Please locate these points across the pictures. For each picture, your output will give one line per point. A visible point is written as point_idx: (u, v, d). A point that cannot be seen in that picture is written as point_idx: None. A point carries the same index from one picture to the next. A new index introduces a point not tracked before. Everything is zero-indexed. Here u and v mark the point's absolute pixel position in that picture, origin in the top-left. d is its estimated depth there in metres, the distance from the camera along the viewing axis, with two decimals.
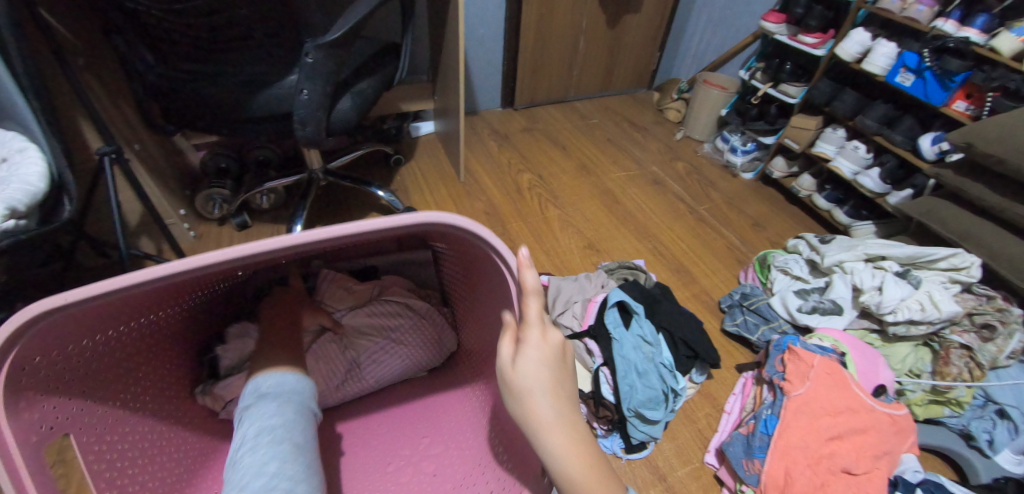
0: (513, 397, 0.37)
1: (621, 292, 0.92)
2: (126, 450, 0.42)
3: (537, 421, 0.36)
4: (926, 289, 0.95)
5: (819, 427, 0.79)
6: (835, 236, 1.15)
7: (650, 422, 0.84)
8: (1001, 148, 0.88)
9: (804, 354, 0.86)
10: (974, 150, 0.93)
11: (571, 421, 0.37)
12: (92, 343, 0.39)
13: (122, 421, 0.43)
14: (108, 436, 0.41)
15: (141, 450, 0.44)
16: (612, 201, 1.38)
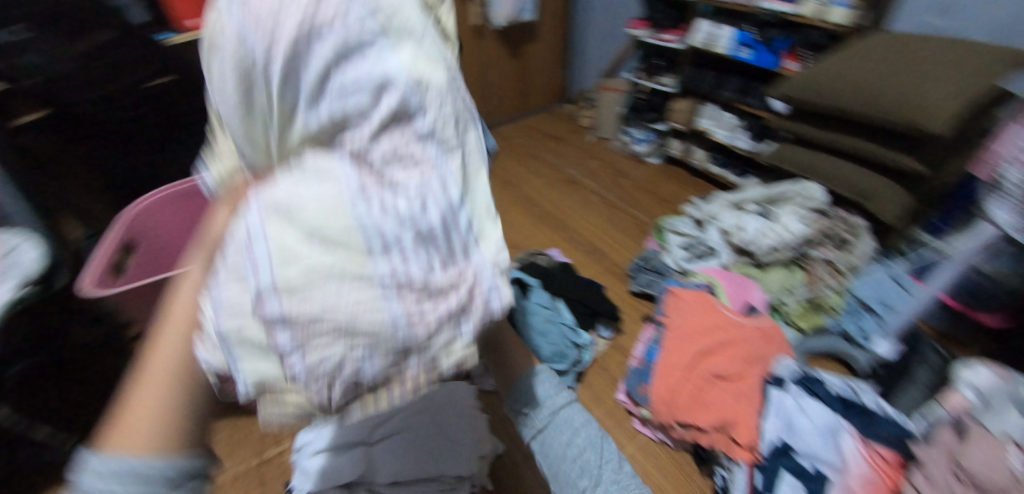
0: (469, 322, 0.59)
1: (520, 272, 1.10)
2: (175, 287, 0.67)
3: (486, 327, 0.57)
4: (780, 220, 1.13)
5: (692, 347, 0.93)
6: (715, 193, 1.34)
7: (562, 373, 0.99)
8: (806, 91, 1.13)
9: (679, 291, 1.03)
10: (789, 98, 1.17)
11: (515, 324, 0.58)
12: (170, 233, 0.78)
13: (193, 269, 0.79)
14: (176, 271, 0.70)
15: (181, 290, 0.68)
16: (531, 205, 1.57)
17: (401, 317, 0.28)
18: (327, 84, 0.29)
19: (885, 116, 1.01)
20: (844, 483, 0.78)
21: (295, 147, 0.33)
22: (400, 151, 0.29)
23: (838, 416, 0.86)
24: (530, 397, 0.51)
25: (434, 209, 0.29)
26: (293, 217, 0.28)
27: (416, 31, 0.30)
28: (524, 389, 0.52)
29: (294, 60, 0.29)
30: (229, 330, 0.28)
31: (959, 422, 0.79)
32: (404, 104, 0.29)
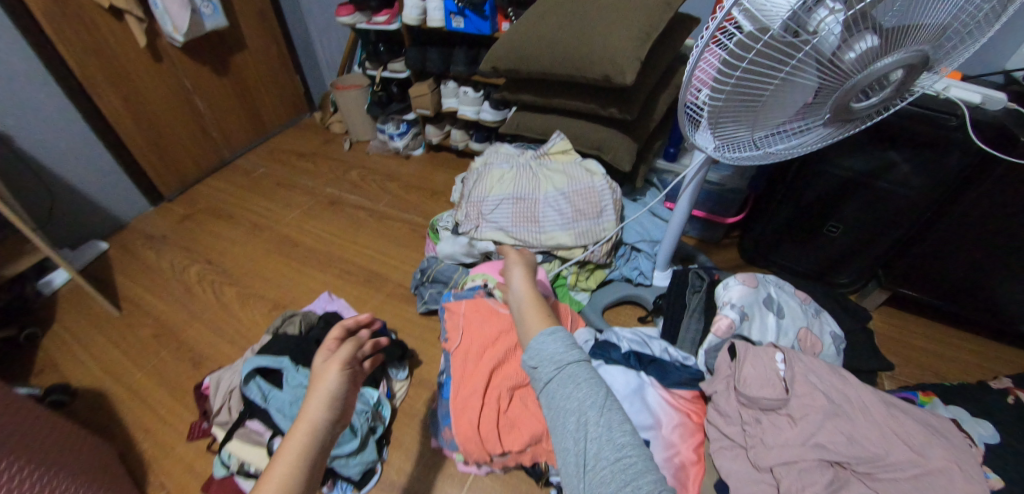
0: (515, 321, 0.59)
1: (257, 357, 0.84)
2: None
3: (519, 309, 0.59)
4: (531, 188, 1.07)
5: (482, 368, 0.81)
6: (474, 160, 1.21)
7: (359, 450, 0.83)
8: (512, 57, 1.05)
9: (454, 306, 0.90)
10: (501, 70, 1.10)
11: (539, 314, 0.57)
12: None
13: None
14: None
15: None
16: (289, 246, 1.32)
17: (473, 211, 1.09)
18: (591, 199, 1.04)
19: (577, 67, 0.97)
20: (661, 438, 0.79)
21: (564, 166, 1.10)
22: (534, 215, 1.05)
23: (639, 375, 0.85)
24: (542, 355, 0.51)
25: (520, 217, 1.06)
26: (523, 183, 1.08)
27: (592, 219, 1.04)
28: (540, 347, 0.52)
29: (576, 190, 1.05)
30: (478, 192, 1.10)
31: (731, 345, 0.82)
32: (544, 220, 1.05)
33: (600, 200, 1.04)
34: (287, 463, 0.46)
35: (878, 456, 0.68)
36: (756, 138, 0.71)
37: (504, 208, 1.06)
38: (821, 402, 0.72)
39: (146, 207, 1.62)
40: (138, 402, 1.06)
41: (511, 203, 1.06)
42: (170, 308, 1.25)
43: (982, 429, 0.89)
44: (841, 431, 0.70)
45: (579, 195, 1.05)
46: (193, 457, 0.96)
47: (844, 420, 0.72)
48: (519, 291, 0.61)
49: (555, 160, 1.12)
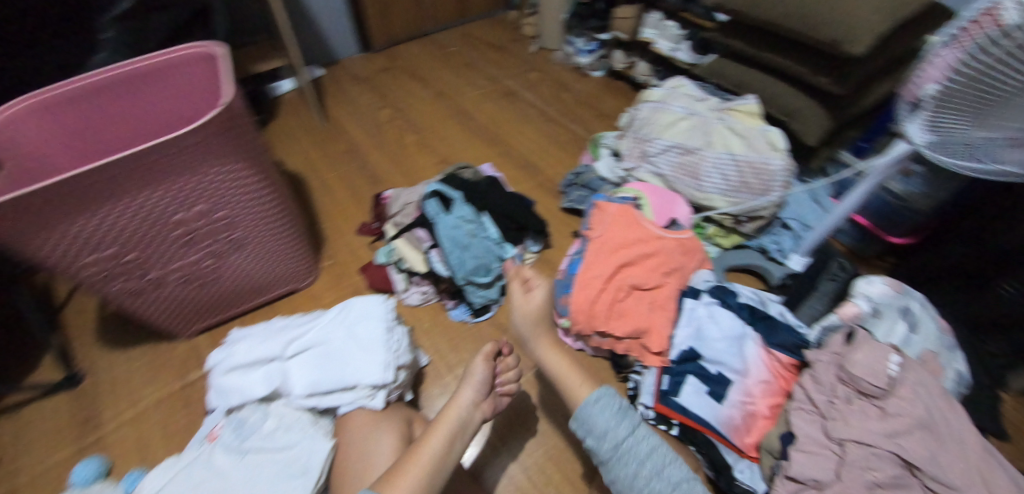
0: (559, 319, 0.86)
1: (442, 186, 1.04)
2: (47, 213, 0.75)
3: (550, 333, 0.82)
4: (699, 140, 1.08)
5: (612, 259, 0.93)
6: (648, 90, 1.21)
7: (487, 286, 1.00)
8: (740, 0, 1.07)
9: (604, 205, 1.01)
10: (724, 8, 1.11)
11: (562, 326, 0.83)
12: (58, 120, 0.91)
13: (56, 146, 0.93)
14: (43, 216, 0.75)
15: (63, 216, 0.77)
16: (465, 118, 1.49)
17: (639, 150, 1.15)
18: (758, 175, 1.04)
19: (806, 31, 0.97)
20: (743, 385, 0.84)
21: (744, 130, 1.06)
22: (695, 173, 1.08)
23: (745, 326, 0.89)
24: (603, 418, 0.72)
25: (680, 171, 1.10)
26: (695, 136, 1.08)
27: (752, 194, 1.05)
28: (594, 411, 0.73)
29: (748, 159, 1.04)
30: (649, 132, 1.14)
31: (850, 331, 0.84)
32: (704, 180, 1.08)
33: (770, 179, 1.04)
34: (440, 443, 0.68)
35: (959, 484, 0.66)
36: (975, 144, 0.68)
37: (669, 158, 1.11)
38: (919, 415, 0.71)
39: (356, 52, 1.88)
40: (327, 194, 1.33)
41: (679, 153, 1.09)
42: (361, 136, 1.50)
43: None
44: (927, 446, 0.69)
45: (749, 167, 1.04)
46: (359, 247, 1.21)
47: (933, 438, 0.70)
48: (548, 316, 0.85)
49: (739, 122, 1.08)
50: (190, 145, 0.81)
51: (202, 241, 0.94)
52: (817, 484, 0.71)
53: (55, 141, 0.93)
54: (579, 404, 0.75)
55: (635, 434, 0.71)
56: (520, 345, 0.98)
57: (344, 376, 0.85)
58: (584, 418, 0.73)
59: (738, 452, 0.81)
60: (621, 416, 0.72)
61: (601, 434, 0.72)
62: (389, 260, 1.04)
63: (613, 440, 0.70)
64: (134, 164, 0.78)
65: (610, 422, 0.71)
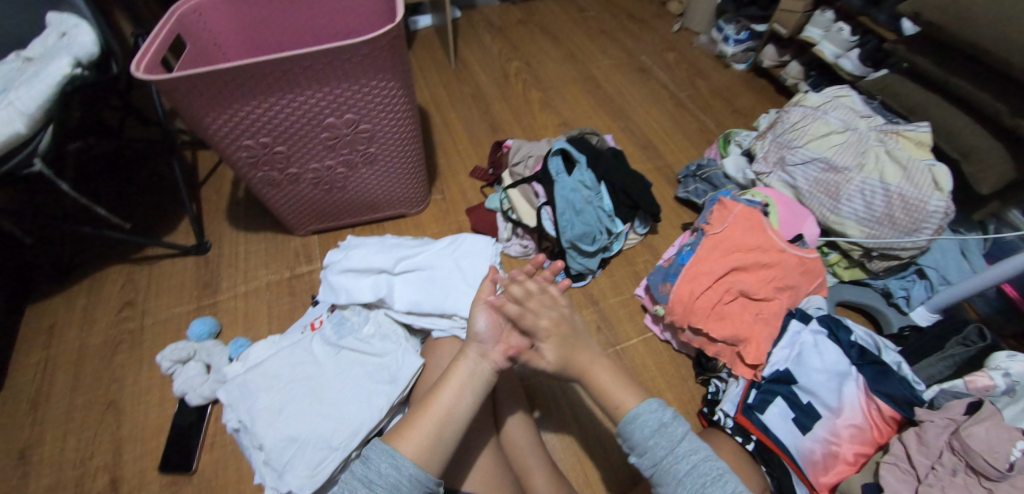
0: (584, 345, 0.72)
1: (568, 149, 1.04)
2: (221, 93, 0.84)
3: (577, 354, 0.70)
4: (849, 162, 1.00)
5: (726, 260, 0.90)
6: (801, 94, 1.15)
7: (588, 255, 1.01)
8: (944, 14, 0.95)
9: (729, 204, 0.97)
10: (922, 20, 0.99)
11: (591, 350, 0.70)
12: (241, 11, 1.01)
13: (235, 37, 1.03)
14: (220, 94, 0.84)
15: (233, 97, 0.86)
16: (592, 86, 1.47)
17: (778, 157, 1.09)
18: (908, 213, 0.94)
19: (1019, 64, 0.86)
20: (831, 423, 0.80)
21: (905, 161, 0.97)
22: (834, 195, 1.01)
23: (850, 364, 0.84)
24: (640, 434, 0.62)
25: (818, 189, 1.03)
26: (846, 156, 1.01)
27: (894, 231, 0.96)
28: (630, 431, 0.63)
29: (902, 193, 0.95)
30: (794, 141, 1.07)
31: (976, 402, 0.74)
32: (843, 204, 1.00)
33: (922, 219, 0.94)
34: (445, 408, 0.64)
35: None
36: None
37: (810, 172, 1.04)
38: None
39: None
40: (447, 133, 1.38)
41: (823, 169, 1.02)
42: (487, 84, 1.52)
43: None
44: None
45: (901, 202, 0.95)
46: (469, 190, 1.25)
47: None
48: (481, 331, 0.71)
49: (902, 151, 0.98)
50: (352, 55, 0.86)
51: (339, 148, 1.01)
52: None
53: (236, 32, 1.03)
54: (620, 418, 0.65)
55: (674, 455, 0.60)
56: (605, 320, 0.99)
57: (442, 303, 0.91)
58: (623, 434, 0.64)
59: (810, 487, 0.75)
60: (663, 434, 0.61)
61: (638, 452, 0.62)
62: (500, 207, 1.08)
63: (647, 460, 0.61)
64: (304, 63, 0.84)
65: (646, 440, 0.62)
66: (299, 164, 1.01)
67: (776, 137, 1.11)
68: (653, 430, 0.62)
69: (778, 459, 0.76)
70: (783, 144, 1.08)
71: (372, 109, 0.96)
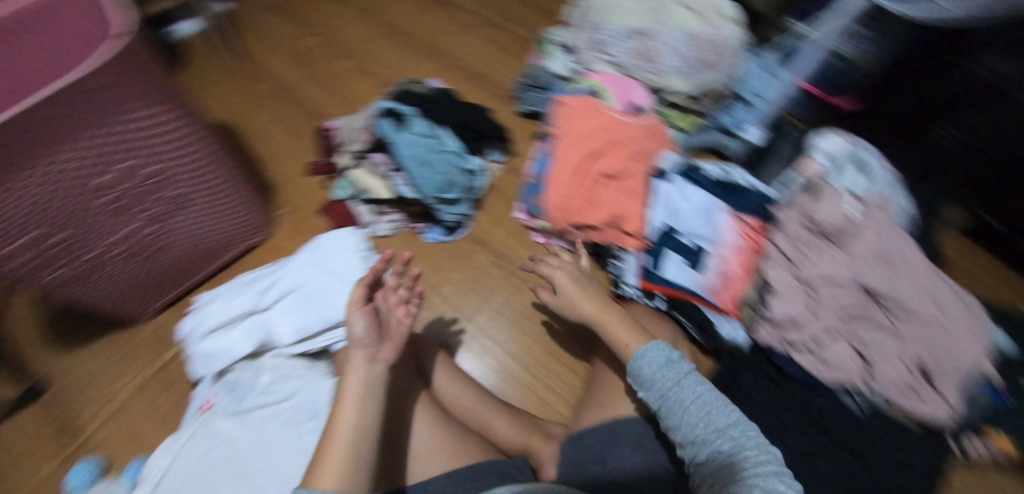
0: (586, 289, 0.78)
1: (394, 103, 0.97)
2: None
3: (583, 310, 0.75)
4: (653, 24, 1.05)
5: (580, 152, 0.92)
6: None
7: (455, 203, 0.97)
8: None
9: (565, 100, 0.98)
10: None
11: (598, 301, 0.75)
12: None
13: None
14: None
15: None
16: (395, 32, 1.35)
17: (593, 39, 1.09)
18: (715, 52, 1.03)
19: None
20: (718, 253, 0.88)
21: (697, 10, 1.05)
22: (653, 57, 1.04)
23: (714, 198, 0.91)
24: (646, 373, 0.63)
25: (637, 56, 1.05)
26: (648, 19, 1.05)
27: (710, 70, 1.03)
28: (639, 370, 0.64)
29: (704, 37, 1.03)
30: (601, 21, 1.08)
31: (811, 184, 0.86)
32: (662, 62, 1.04)
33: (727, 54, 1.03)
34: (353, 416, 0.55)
35: (917, 305, 0.74)
36: None
37: (624, 43, 1.05)
38: (880, 248, 0.77)
39: None
40: (261, 138, 1.20)
41: (634, 37, 1.05)
42: (282, 68, 1.34)
43: (1002, 339, 0.87)
44: (889, 275, 0.76)
45: (706, 45, 1.03)
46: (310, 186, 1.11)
47: (894, 268, 0.77)
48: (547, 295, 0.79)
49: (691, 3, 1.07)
50: (103, 89, 0.63)
51: (137, 206, 0.78)
52: (793, 323, 0.78)
53: None
54: (629, 357, 0.66)
55: (680, 385, 0.60)
56: (501, 255, 0.98)
57: (329, 313, 0.83)
58: (632, 372, 0.65)
59: (720, 311, 0.85)
60: (670, 368, 0.62)
61: (643, 388, 0.63)
62: (348, 192, 0.98)
63: (651, 392, 0.62)
64: (36, 122, 0.59)
65: (650, 376, 0.62)
66: (88, 245, 0.76)
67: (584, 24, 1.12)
68: (659, 364, 0.63)
69: (690, 302, 0.85)
70: (592, 28, 1.09)
71: (161, 145, 0.74)
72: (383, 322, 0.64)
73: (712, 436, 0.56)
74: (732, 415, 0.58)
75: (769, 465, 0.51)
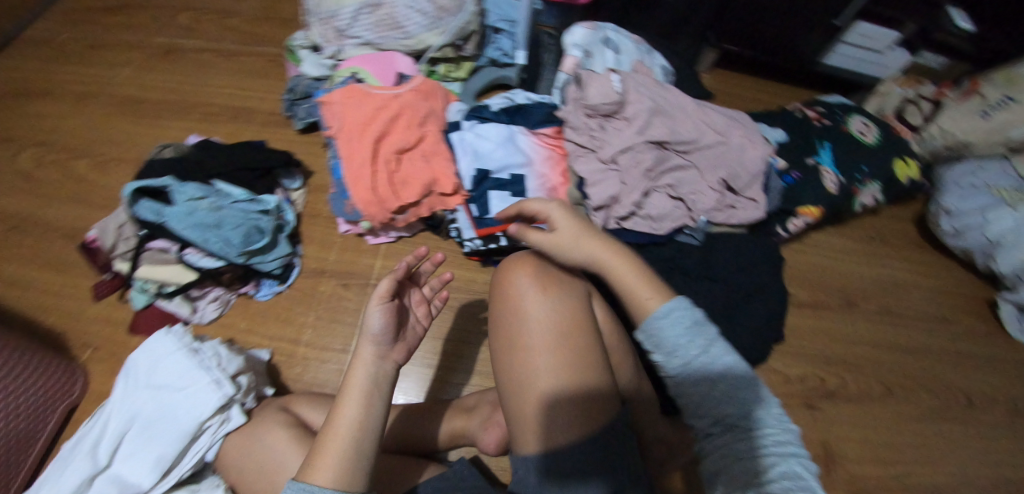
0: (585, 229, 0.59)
1: (141, 180, 0.84)
2: None
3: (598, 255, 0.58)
4: None
5: (367, 140, 0.88)
6: None
7: (272, 247, 0.89)
8: None
9: (327, 98, 0.92)
10: None
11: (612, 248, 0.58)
12: None
13: None
14: None
15: None
16: (103, 92, 1.11)
17: (332, 28, 1.02)
18: None
19: None
20: (534, 172, 0.92)
21: None
22: (396, 24, 1.00)
23: (509, 126, 0.94)
24: (667, 339, 0.51)
25: (381, 28, 1.01)
26: None
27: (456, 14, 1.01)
28: (657, 332, 0.52)
29: None
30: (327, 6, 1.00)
31: (577, 76, 0.90)
32: (407, 25, 1.00)
33: None
34: (356, 409, 0.53)
35: (693, 139, 0.86)
36: None
37: (363, 19, 1.00)
38: (650, 105, 0.86)
39: None
40: None
41: (368, 9, 0.99)
42: None
43: (774, 133, 1.04)
44: (665, 124, 0.86)
45: None
46: (92, 309, 0.91)
47: (667, 117, 0.87)
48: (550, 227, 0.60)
49: None
50: None
51: None
52: (615, 200, 0.84)
53: None
54: (644, 314, 0.54)
55: (708, 352, 0.50)
56: (347, 274, 0.93)
57: (174, 423, 0.69)
58: (647, 330, 0.53)
59: None
60: (697, 332, 0.51)
61: (660, 352, 0.52)
62: (148, 295, 0.84)
63: (675, 358, 0.51)
64: None
65: (675, 342, 0.51)
66: None
67: (313, 13, 1.03)
68: (689, 332, 0.51)
69: None
70: (324, 15, 1.01)
71: None
72: (402, 321, 0.60)
73: (743, 419, 0.47)
74: (760, 393, 0.49)
75: (791, 445, 0.46)
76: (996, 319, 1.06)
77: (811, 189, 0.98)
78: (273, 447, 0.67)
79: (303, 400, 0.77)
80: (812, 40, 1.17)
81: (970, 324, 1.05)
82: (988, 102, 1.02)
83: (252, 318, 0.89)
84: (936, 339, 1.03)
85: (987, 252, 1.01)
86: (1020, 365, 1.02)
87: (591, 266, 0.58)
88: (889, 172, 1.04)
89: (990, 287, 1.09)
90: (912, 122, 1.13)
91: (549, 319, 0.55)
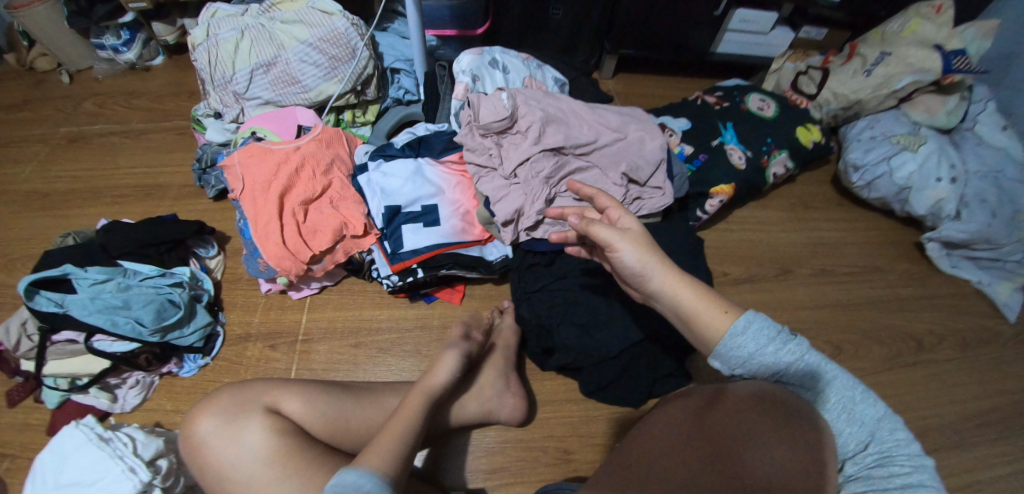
0: (644, 264, 0.56)
1: (39, 272, 0.81)
2: None
3: (667, 290, 0.55)
4: (271, 50, 1.01)
5: (272, 196, 0.87)
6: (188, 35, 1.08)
7: (190, 319, 0.86)
8: None
9: (229, 162, 0.92)
10: None
11: (696, 288, 0.55)
12: None
13: None
14: None
15: None
16: (7, 193, 1.09)
17: (232, 93, 1.04)
18: (341, 43, 1.02)
19: None
20: (446, 199, 0.92)
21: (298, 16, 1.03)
22: (292, 81, 1.02)
23: (415, 159, 0.94)
24: (742, 355, 0.50)
25: (278, 86, 1.03)
26: (262, 49, 1.01)
27: (348, 61, 1.03)
28: (733, 349, 0.50)
29: (321, 37, 1.01)
30: (223, 74, 1.02)
31: (468, 99, 0.93)
32: (303, 79, 1.02)
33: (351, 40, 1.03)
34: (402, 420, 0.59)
35: (590, 140, 0.88)
36: None
37: (259, 80, 1.02)
38: (542, 115, 0.88)
39: None
40: None
41: (264, 70, 1.02)
42: None
43: (677, 123, 1.07)
44: (561, 131, 0.88)
45: (328, 41, 1.01)
46: None
47: (562, 123, 0.90)
48: (617, 245, 0.56)
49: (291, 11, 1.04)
50: None
51: None
52: (520, 213, 0.84)
53: None
54: (719, 333, 0.52)
55: (801, 360, 0.48)
56: (276, 332, 0.91)
57: None
58: (722, 352, 0.51)
59: (479, 242, 0.90)
60: (779, 346, 0.49)
61: (746, 365, 0.50)
62: (61, 392, 0.81)
63: (758, 367, 0.49)
64: None
65: (761, 352, 0.49)
66: None
67: (211, 81, 1.04)
68: (769, 347, 0.49)
69: (448, 252, 0.87)
70: (222, 82, 1.03)
71: None
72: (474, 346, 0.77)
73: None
74: (925, 470, 0.41)
75: None
76: (926, 259, 1.10)
77: (719, 169, 1.01)
78: (257, 454, 0.57)
79: (295, 392, 0.64)
80: (701, 33, 1.22)
81: (903, 270, 1.08)
82: (869, 62, 1.09)
83: (176, 396, 0.85)
84: (875, 290, 1.05)
85: (900, 198, 1.05)
86: (955, 300, 1.04)
87: (701, 318, 0.53)
88: (793, 141, 1.07)
89: (913, 232, 1.14)
90: (807, 92, 1.17)
91: (740, 462, 0.37)
